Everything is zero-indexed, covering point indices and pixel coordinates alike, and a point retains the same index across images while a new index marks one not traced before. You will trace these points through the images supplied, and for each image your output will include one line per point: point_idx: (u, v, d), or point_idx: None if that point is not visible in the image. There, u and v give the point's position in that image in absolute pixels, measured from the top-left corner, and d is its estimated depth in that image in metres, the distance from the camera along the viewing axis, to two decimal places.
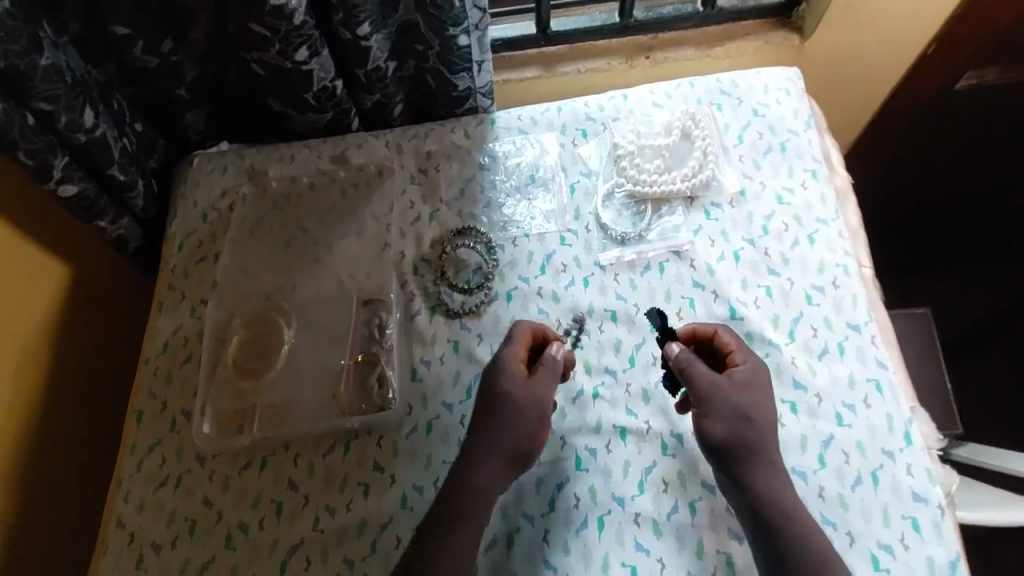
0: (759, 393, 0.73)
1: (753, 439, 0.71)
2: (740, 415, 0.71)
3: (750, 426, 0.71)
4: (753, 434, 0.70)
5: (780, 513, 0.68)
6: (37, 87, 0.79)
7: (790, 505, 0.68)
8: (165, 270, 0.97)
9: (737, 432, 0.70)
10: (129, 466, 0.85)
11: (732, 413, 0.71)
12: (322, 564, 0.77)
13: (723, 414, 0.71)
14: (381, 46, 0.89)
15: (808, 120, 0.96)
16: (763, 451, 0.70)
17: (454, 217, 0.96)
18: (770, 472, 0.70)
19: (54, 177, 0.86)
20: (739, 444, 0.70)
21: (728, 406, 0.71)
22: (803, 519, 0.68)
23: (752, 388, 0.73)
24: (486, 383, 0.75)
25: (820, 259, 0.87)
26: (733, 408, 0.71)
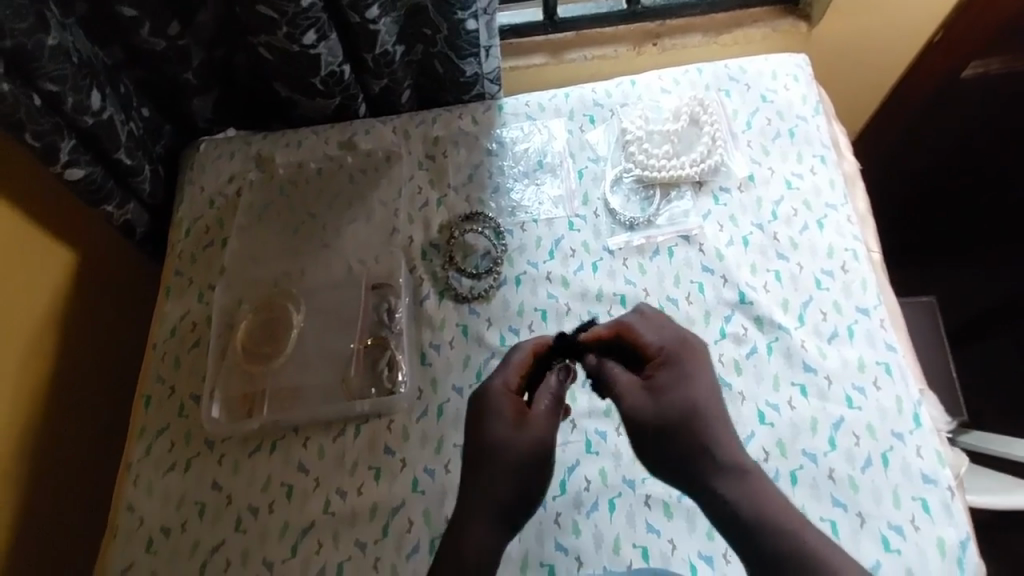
0: (689, 379, 0.62)
1: (691, 434, 0.59)
2: (672, 413, 0.60)
3: (687, 424, 0.59)
4: (693, 431, 0.59)
5: (747, 513, 0.55)
6: (45, 67, 0.79)
7: (758, 499, 0.56)
8: (172, 256, 0.96)
9: (670, 437, 0.59)
10: (138, 450, 0.85)
11: (662, 416, 0.60)
12: (333, 547, 0.77)
13: (653, 423, 0.60)
14: (389, 30, 0.89)
15: (816, 106, 0.96)
16: (710, 446, 0.58)
17: (462, 202, 0.96)
18: (727, 467, 0.58)
19: (61, 160, 0.86)
20: (680, 449, 0.59)
21: (657, 411, 0.60)
22: (777, 511, 0.55)
23: (680, 378, 0.62)
24: (475, 426, 0.65)
25: (829, 243, 0.88)
26: (665, 410, 0.60)
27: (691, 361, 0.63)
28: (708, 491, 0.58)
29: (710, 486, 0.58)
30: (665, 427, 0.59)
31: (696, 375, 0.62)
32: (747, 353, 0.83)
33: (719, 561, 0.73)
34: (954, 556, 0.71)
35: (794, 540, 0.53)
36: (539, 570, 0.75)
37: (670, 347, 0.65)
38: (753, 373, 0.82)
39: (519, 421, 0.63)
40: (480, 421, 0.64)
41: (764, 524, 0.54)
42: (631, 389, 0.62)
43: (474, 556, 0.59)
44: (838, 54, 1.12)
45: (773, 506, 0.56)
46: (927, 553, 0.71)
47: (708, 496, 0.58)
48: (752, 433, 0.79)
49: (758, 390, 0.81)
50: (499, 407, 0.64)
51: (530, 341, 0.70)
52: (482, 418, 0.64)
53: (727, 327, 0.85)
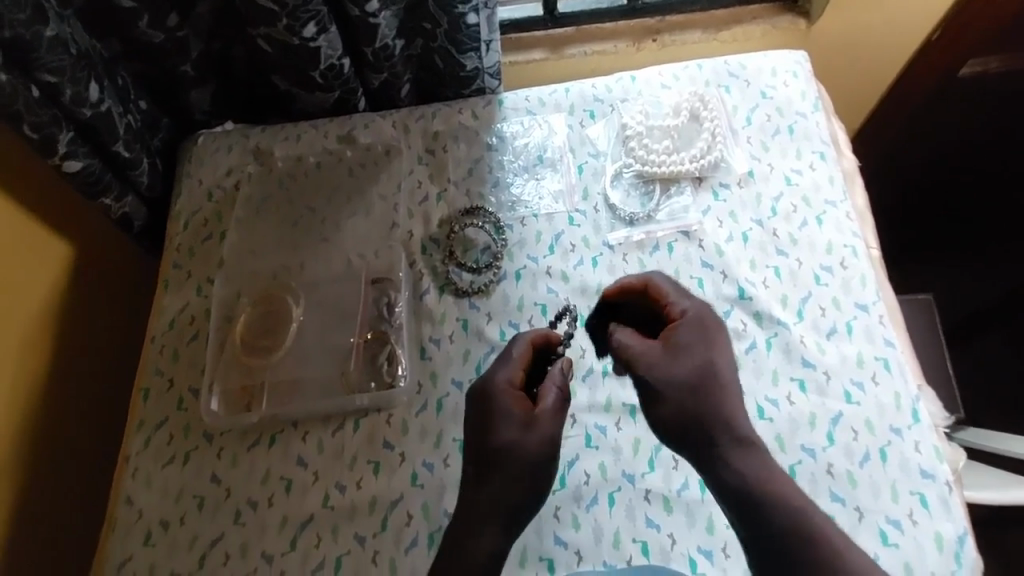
0: (706, 345, 0.62)
1: (708, 404, 0.59)
2: (691, 377, 0.60)
3: (704, 391, 0.59)
4: (708, 398, 0.59)
5: (754, 486, 0.56)
6: (43, 58, 0.78)
7: (767, 475, 0.56)
8: (170, 249, 0.96)
9: (687, 402, 0.59)
10: (136, 443, 0.84)
11: (678, 377, 0.60)
12: (333, 541, 0.77)
13: (669, 382, 0.60)
14: (389, 24, 0.89)
15: (816, 102, 0.96)
16: (723, 419, 0.59)
17: (462, 197, 0.96)
18: (739, 441, 0.58)
19: (59, 152, 0.85)
20: (691, 420, 0.59)
21: (674, 371, 0.60)
22: (785, 487, 0.56)
23: (698, 342, 0.62)
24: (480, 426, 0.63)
25: (828, 239, 0.88)
26: (682, 372, 0.60)
27: (711, 329, 0.64)
28: (714, 463, 0.58)
29: (717, 456, 0.58)
30: (679, 389, 0.60)
31: (715, 343, 0.63)
32: (746, 348, 0.83)
33: (718, 556, 0.74)
34: (952, 551, 0.71)
35: (801, 517, 0.53)
36: (538, 563, 0.75)
37: (693, 311, 0.65)
38: (753, 368, 0.82)
39: (529, 418, 0.62)
40: (489, 420, 0.62)
41: (771, 498, 0.55)
42: (648, 347, 0.63)
43: (482, 556, 0.59)
44: (837, 52, 1.13)
45: (781, 484, 0.56)
46: (925, 547, 0.72)
47: (714, 470, 0.58)
48: (751, 428, 0.79)
49: (757, 385, 0.81)
50: (507, 405, 0.63)
51: (529, 333, 0.69)
52: (487, 421, 0.63)
53: (727, 323, 0.85)
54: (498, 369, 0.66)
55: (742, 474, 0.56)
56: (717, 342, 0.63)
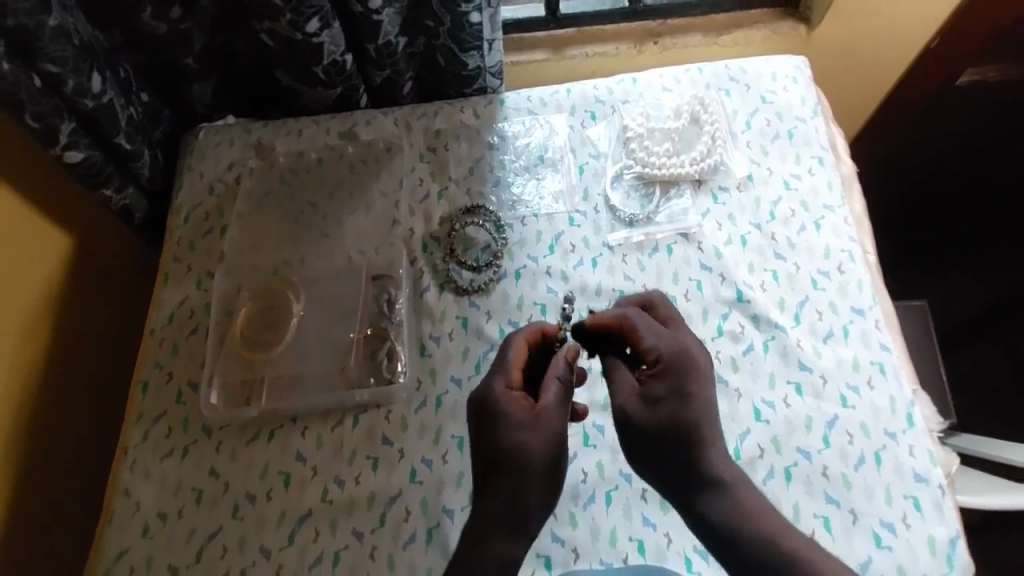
0: (685, 392, 0.60)
1: (685, 451, 0.58)
2: (664, 429, 0.59)
3: (679, 442, 0.58)
4: (684, 448, 0.58)
5: (733, 531, 0.56)
6: (46, 48, 0.78)
7: (743, 511, 0.57)
8: (170, 242, 0.96)
9: (661, 452, 0.59)
10: (134, 436, 0.84)
11: (652, 431, 0.59)
12: (331, 536, 0.77)
13: (643, 436, 0.60)
14: (392, 21, 0.89)
15: (815, 108, 0.97)
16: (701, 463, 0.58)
17: (463, 195, 0.96)
18: (717, 484, 0.58)
19: (60, 142, 0.85)
20: (670, 466, 0.59)
21: (648, 425, 0.59)
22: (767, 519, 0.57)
23: (675, 389, 0.60)
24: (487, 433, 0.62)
25: (826, 244, 0.89)
26: (656, 425, 0.59)
27: (691, 373, 0.61)
28: (694, 507, 0.58)
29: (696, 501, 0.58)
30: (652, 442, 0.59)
31: (695, 387, 0.60)
32: (743, 351, 0.84)
33: (714, 555, 0.74)
34: (944, 554, 0.72)
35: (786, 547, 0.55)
36: (535, 560, 0.75)
37: (669, 354, 0.62)
38: (750, 370, 0.83)
39: (532, 418, 0.62)
40: (492, 426, 0.62)
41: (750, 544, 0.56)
42: (626, 397, 0.62)
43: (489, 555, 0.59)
44: (836, 58, 1.14)
45: (761, 527, 0.56)
46: (918, 550, 0.73)
47: (694, 514, 0.58)
48: (748, 429, 0.80)
49: (754, 387, 0.82)
50: (509, 408, 0.62)
51: (521, 333, 0.69)
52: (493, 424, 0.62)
53: (725, 325, 0.86)
54: (494, 377, 0.66)
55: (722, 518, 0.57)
56: (696, 385, 0.60)
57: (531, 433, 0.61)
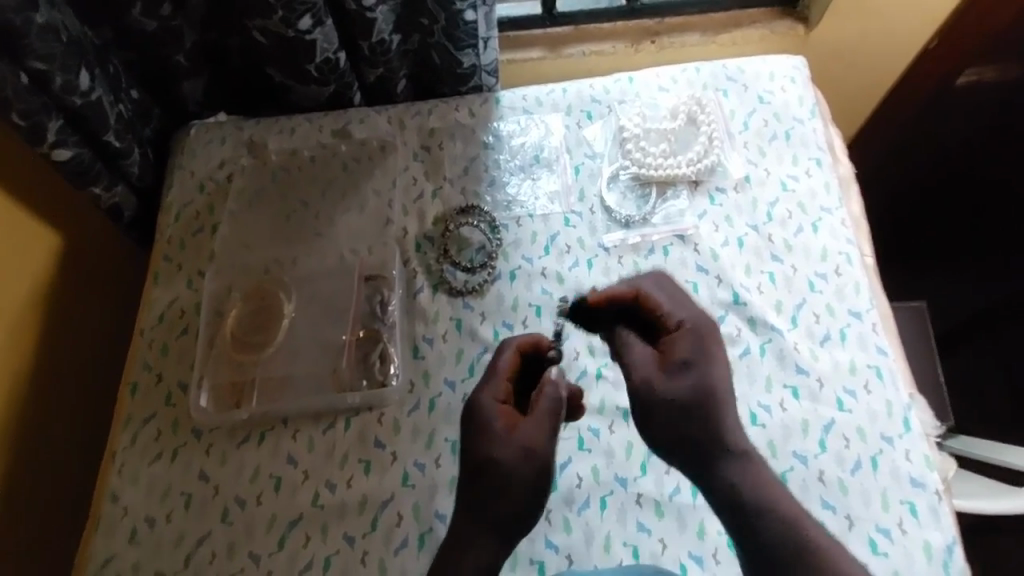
0: (710, 358, 0.61)
1: (709, 420, 0.58)
2: (694, 392, 0.58)
3: (703, 406, 0.58)
4: (711, 413, 0.58)
5: (757, 500, 0.55)
6: (32, 45, 0.76)
7: (767, 490, 0.56)
8: (160, 241, 0.94)
9: (687, 417, 0.57)
10: (123, 439, 0.83)
11: (684, 394, 0.58)
12: (322, 540, 0.76)
13: (673, 400, 0.58)
14: (386, 19, 0.88)
15: (813, 109, 0.96)
16: (722, 431, 0.58)
17: (457, 195, 0.95)
18: (737, 454, 0.57)
19: (47, 141, 0.84)
20: (694, 432, 0.57)
21: (677, 389, 0.58)
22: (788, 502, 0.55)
23: (700, 354, 0.60)
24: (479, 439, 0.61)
25: (823, 245, 0.88)
26: (686, 388, 0.58)
27: (709, 341, 0.62)
28: (715, 479, 0.57)
29: (719, 471, 0.57)
30: (682, 407, 0.58)
31: (716, 355, 0.61)
32: (740, 353, 0.83)
33: (709, 561, 0.74)
34: (940, 560, 0.72)
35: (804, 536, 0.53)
36: (528, 566, 0.74)
37: (690, 323, 0.63)
38: (746, 373, 0.82)
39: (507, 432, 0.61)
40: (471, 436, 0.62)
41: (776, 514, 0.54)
42: (650, 363, 0.60)
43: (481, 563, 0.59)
44: (834, 58, 1.13)
45: (784, 500, 0.55)
46: (913, 556, 0.72)
47: (716, 485, 0.57)
48: (744, 433, 0.79)
49: (750, 390, 0.81)
50: (486, 418, 0.62)
51: (517, 338, 0.67)
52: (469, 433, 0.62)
53: (721, 328, 0.85)
54: (484, 385, 0.65)
55: (746, 488, 0.55)
56: (716, 352, 0.61)
57: (502, 447, 0.60)
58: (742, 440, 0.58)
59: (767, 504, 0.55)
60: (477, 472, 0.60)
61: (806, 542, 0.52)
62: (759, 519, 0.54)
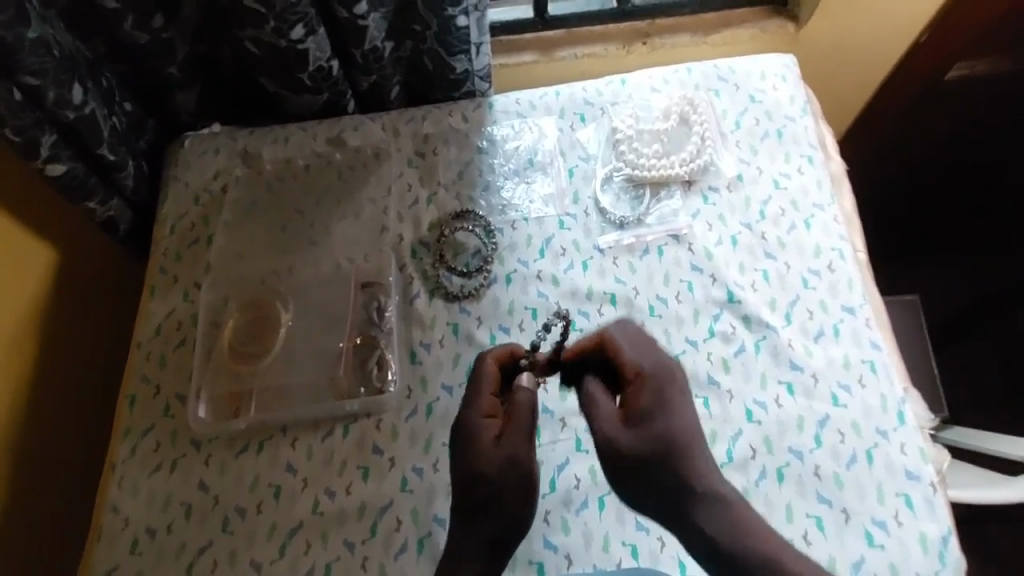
0: (666, 404, 0.59)
1: (671, 466, 0.56)
2: (649, 441, 0.56)
3: (665, 457, 0.56)
4: (671, 458, 0.56)
5: (736, 544, 0.53)
6: (25, 60, 0.77)
7: (740, 525, 0.53)
8: (156, 253, 0.95)
9: (648, 469, 0.56)
10: (122, 451, 0.84)
11: (640, 446, 0.56)
12: (323, 547, 0.77)
13: (629, 455, 0.56)
14: (378, 26, 0.89)
15: (804, 106, 0.97)
16: (690, 477, 0.55)
17: (452, 200, 0.96)
18: (710, 496, 0.55)
19: (42, 155, 0.84)
20: (661, 484, 0.56)
21: (632, 442, 0.57)
22: (760, 538, 0.53)
23: (657, 402, 0.59)
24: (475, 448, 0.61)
25: (816, 242, 0.88)
26: (640, 439, 0.57)
27: (671, 387, 0.60)
28: (692, 528, 0.54)
29: (695, 521, 0.54)
30: (638, 460, 0.56)
31: (674, 398, 0.60)
32: (735, 351, 0.83)
33: None
34: (936, 552, 0.72)
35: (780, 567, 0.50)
36: (528, 567, 0.75)
37: (653, 371, 0.61)
38: (741, 371, 0.82)
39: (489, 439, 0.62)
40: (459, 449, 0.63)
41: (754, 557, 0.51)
42: (608, 419, 0.59)
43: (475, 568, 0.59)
44: (824, 55, 1.13)
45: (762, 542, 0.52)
46: (910, 548, 0.72)
47: (691, 536, 0.54)
48: (741, 431, 0.79)
49: (745, 387, 0.82)
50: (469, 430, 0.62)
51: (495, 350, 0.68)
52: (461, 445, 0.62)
53: (716, 326, 0.85)
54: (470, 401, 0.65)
55: (722, 533, 0.53)
56: (678, 398, 0.59)
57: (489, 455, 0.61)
58: (713, 481, 0.56)
59: (745, 548, 0.52)
60: (473, 476, 0.61)
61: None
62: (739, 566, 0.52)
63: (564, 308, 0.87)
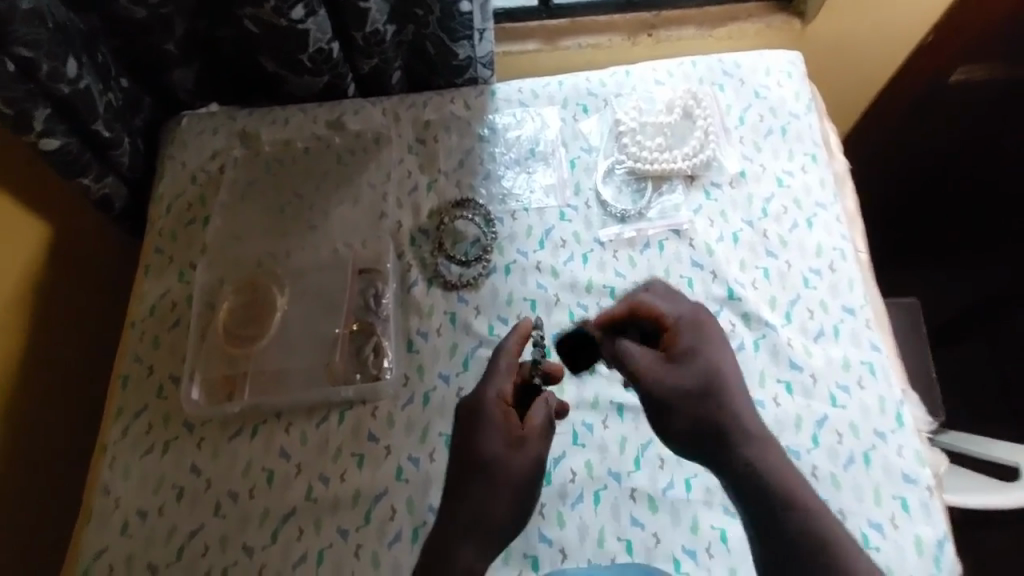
0: (714, 350, 0.63)
1: (719, 407, 0.60)
2: (706, 376, 0.61)
3: (715, 391, 0.60)
4: (719, 396, 0.60)
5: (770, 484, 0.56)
6: (18, 30, 0.75)
7: (780, 475, 0.57)
8: (151, 232, 0.93)
9: (696, 401, 0.60)
10: (113, 432, 0.83)
11: (691, 378, 0.61)
12: (316, 533, 0.76)
13: (683, 386, 0.60)
14: (380, 9, 0.87)
15: (809, 104, 0.96)
16: (737, 416, 0.59)
17: (452, 187, 0.95)
18: (751, 439, 0.59)
19: (35, 129, 0.83)
20: (709, 416, 0.59)
21: (682, 377, 0.61)
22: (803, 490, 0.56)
23: (701, 345, 0.63)
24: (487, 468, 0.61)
25: (818, 241, 0.88)
26: (693, 375, 0.61)
27: (709, 333, 0.65)
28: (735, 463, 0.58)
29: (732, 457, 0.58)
30: (688, 392, 0.60)
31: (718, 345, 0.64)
32: (734, 349, 0.83)
33: (702, 556, 0.74)
34: (931, 554, 0.72)
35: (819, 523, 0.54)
36: (521, 560, 0.74)
37: (691, 319, 0.66)
38: (740, 369, 0.82)
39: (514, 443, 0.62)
40: (470, 441, 0.62)
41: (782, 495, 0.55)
42: (652, 358, 0.63)
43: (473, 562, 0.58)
44: (830, 53, 1.13)
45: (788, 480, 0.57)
46: (905, 550, 0.72)
47: (739, 475, 0.57)
48: None
49: (744, 386, 0.81)
50: (490, 426, 0.62)
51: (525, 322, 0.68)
52: (475, 429, 0.63)
53: None
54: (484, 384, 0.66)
55: (760, 465, 0.57)
56: (718, 344, 0.64)
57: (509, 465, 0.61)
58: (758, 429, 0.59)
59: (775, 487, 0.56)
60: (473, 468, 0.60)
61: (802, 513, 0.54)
62: (764, 499, 0.56)
63: (563, 300, 0.87)
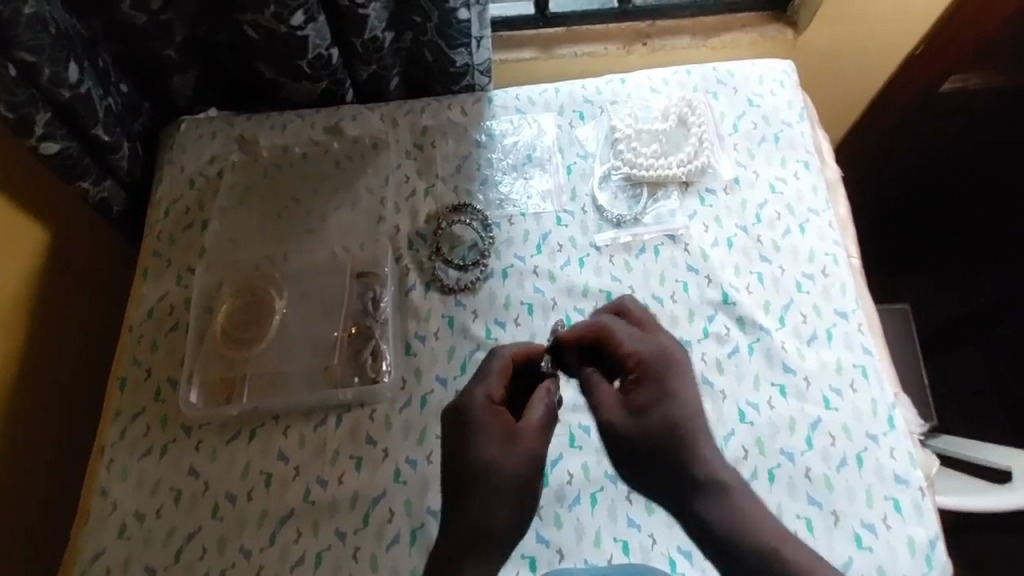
0: (674, 397, 0.62)
1: (673, 450, 0.59)
2: (657, 427, 0.60)
3: (668, 443, 0.59)
4: (675, 442, 0.59)
5: (728, 529, 0.55)
6: (20, 35, 0.75)
7: (740, 516, 0.55)
8: (150, 236, 0.94)
9: (653, 453, 0.59)
10: (111, 434, 0.83)
11: (643, 438, 0.60)
12: (314, 535, 0.76)
13: (640, 443, 0.60)
14: (378, 16, 0.87)
15: (801, 112, 0.97)
16: (696, 465, 0.58)
17: (450, 193, 0.95)
18: (711, 486, 0.57)
19: (36, 133, 0.83)
20: (659, 450, 0.59)
21: (637, 430, 0.60)
22: (761, 524, 0.55)
23: (662, 394, 0.62)
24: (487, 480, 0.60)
25: (811, 247, 0.89)
26: (648, 428, 0.60)
27: (670, 373, 0.64)
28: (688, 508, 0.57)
29: (690, 501, 0.57)
30: (644, 446, 0.60)
31: (679, 389, 0.63)
32: (729, 352, 0.84)
33: (698, 556, 0.74)
34: (923, 556, 0.73)
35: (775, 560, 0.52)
36: (519, 561, 0.75)
37: (649, 356, 0.65)
38: (735, 371, 0.83)
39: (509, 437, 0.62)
40: (463, 438, 0.63)
41: (741, 538, 0.54)
42: (612, 407, 0.63)
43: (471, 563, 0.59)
44: (822, 63, 1.14)
45: (758, 521, 0.55)
46: (896, 551, 0.73)
47: (691, 518, 0.57)
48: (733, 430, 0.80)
49: (739, 388, 0.82)
50: (483, 422, 0.63)
51: (509, 346, 0.70)
52: (466, 438, 0.63)
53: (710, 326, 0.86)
54: (476, 387, 0.66)
55: (718, 515, 0.55)
56: (676, 384, 0.63)
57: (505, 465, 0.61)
58: (721, 469, 0.58)
59: (727, 531, 0.55)
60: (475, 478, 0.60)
61: (757, 547, 0.53)
62: (718, 538, 0.55)
63: (559, 304, 0.88)
